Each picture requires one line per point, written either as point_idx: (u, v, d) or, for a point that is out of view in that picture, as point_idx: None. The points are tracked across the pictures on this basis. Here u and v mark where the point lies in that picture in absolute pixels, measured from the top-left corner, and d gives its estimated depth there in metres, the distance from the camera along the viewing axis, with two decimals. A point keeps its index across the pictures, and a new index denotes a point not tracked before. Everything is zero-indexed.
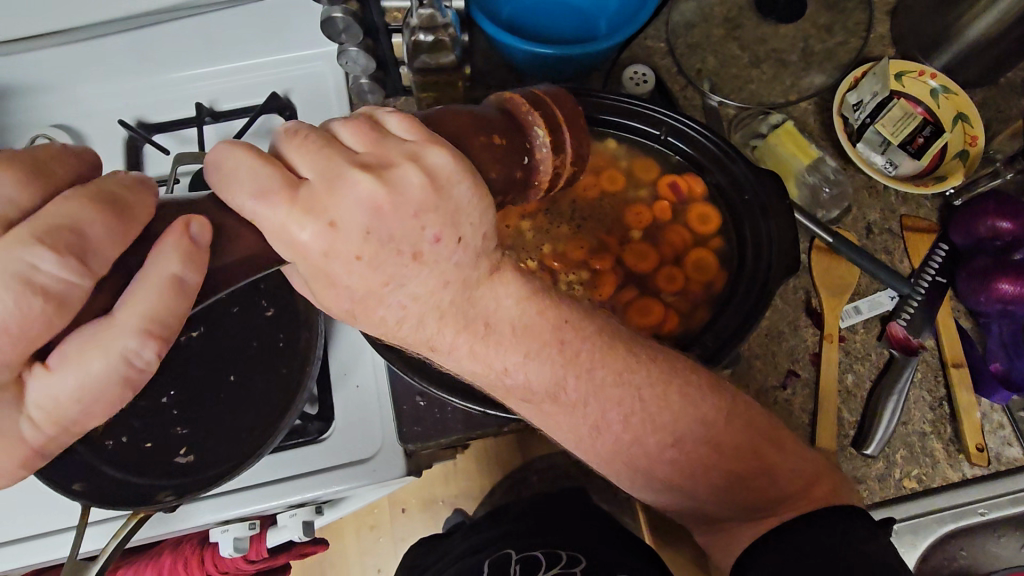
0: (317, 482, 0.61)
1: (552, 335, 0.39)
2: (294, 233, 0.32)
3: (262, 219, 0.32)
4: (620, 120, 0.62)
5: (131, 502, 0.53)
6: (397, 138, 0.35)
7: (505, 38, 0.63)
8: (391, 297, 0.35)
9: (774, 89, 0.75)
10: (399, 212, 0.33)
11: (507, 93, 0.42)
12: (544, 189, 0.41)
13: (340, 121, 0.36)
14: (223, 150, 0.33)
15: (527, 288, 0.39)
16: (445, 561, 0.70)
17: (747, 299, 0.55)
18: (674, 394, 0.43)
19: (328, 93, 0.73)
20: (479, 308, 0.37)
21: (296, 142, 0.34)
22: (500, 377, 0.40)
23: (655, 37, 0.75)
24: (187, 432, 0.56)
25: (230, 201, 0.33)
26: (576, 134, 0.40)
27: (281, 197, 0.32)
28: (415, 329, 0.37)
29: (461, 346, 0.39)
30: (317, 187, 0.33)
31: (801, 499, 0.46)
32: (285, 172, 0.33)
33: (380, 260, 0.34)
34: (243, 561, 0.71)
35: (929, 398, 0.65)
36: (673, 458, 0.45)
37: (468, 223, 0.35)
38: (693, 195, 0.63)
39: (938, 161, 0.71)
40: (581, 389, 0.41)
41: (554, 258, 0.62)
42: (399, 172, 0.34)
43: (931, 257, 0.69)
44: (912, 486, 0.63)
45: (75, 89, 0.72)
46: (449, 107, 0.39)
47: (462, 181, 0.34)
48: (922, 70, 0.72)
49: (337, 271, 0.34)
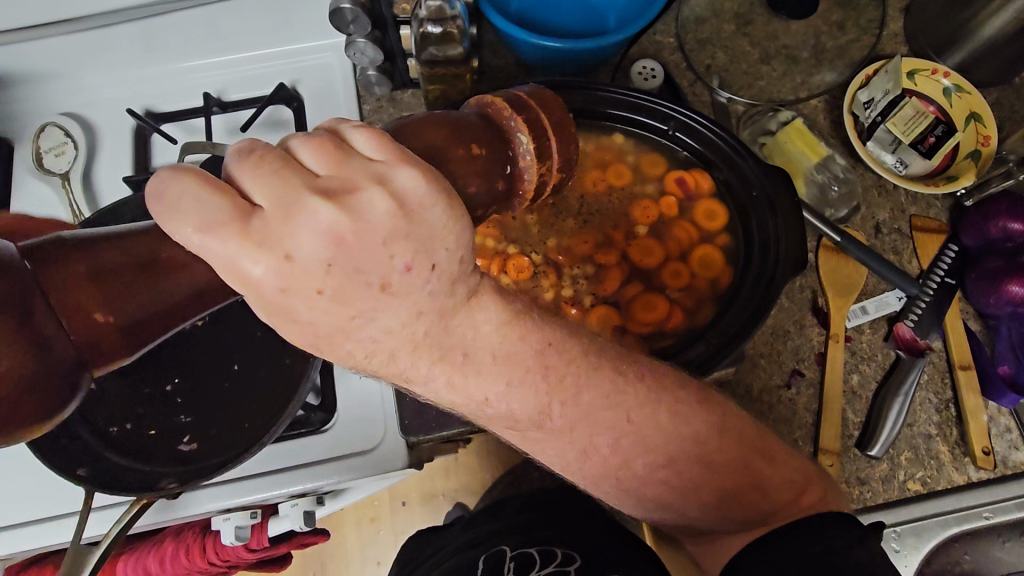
0: (319, 472, 0.61)
1: (535, 360, 0.38)
2: (245, 268, 0.29)
3: (208, 252, 0.29)
4: (628, 115, 0.62)
5: (136, 488, 0.52)
6: (363, 157, 0.32)
7: (513, 32, 0.63)
8: (360, 332, 0.33)
9: (785, 86, 0.74)
10: (364, 241, 0.30)
11: (489, 95, 0.38)
12: (528, 199, 0.38)
13: (299, 136, 0.32)
14: (164, 176, 0.29)
15: (508, 312, 0.37)
16: (442, 557, 0.70)
17: (753, 296, 0.53)
18: (663, 413, 0.43)
19: (335, 85, 0.73)
20: (456, 338, 0.35)
21: (250, 163, 0.30)
22: (480, 408, 0.39)
23: (664, 33, 0.75)
24: (191, 420, 0.57)
25: (171, 232, 0.29)
26: (563, 136, 0.37)
27: (231, 228, 0.29)
28: (385, 362, 0.35)
29: (438, 376, 0.36)
30: (270, 215, 0.29)
31: (792, 506, 0.47)
32: (237, 200, 0.30)
33: (346, 294, 0.31)
34: (244, 549, 0.70)
35: (936, 400, 0.65)
36: (666, 480, 0.45)
37: (443, 250, 0.32)
38: (701, 190, 0.63)
39: (949, 161, 0.70)
40: (567, 415, 0.40)
41: (559, 252, 0.63)
42: (363, 199, 0.31)
43: (941, 257, 0.68)
44: (916, 488, 0.63)
45: (87, 78, 0.73)
46: (425, 113, 0.36)
47: (435, 206, 0.32)
48: (935, 68, 0.71)
49: (297, 307, 0.31)
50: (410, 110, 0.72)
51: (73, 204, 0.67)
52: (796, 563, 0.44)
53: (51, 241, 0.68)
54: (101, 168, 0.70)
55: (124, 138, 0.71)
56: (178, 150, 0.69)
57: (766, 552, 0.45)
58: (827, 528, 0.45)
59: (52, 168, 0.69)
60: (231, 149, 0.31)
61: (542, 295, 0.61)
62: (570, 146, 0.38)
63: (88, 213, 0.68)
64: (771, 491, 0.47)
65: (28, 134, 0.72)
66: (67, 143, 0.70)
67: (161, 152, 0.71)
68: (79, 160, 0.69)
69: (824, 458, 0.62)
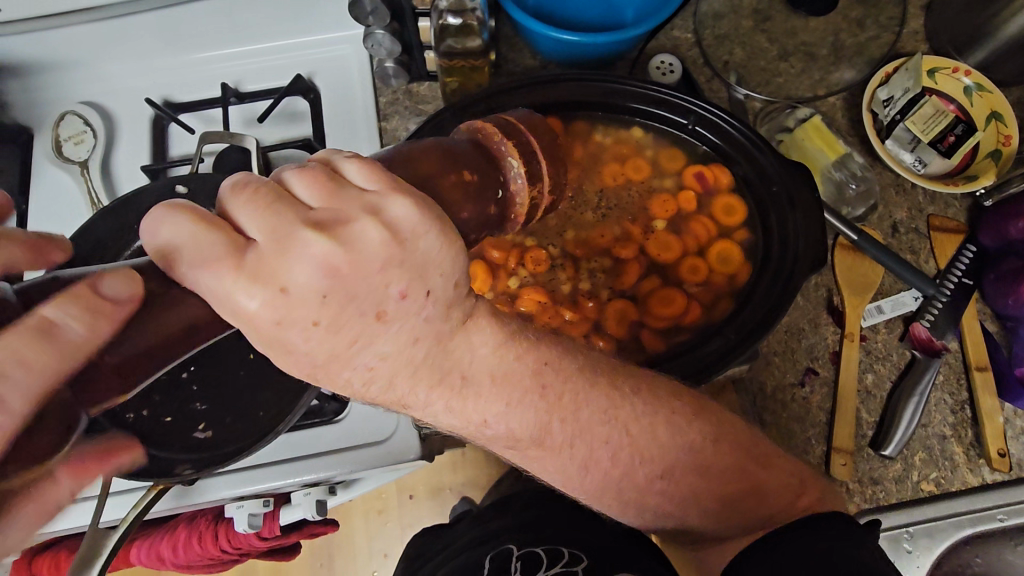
0: (330, 463, 0.61)
1: (532, 381, 0.40)
2: (241, 302, 0.30)
3: (206, 288, 0.30)
4: (648, 109, 0.62)
5: (153, 473, 0.54)
6: (356, 188, 0.32)
7: (532, 25, 0.63)
8: (357, 358, 0.34)
9: (803, 84, 0.74)
10: (358, 271, 0.31)
11: (479, 122, 0.40)
12: (521, 221, 0.40)
13: (293, 168, 0.32)
14: (159, 215, 0.30)
15: (504, 334, 0.39)
16: (448, 554, 0.70)
17: (771, 293, 0.54)
18: (661, 426, 0.44)
19: (351, 76, 0.73)
20: (453, 359, 0.37)
21: (245, 199, 0.31)
22: (480, 429, 0.41)
23: (682, 28, 0.74)
24: (206, 408, 0.57)
25: (170, 269, 0.30)
26: (554, 163, 0.39)
27: (227, 264, 0.30)
28: (383, 389, 0.37)
29: (436, 401, 0.38)
30: (266, 250, 0.30)
31: (790, 510, 0.47)
32: (232, 236, 0.30)
33: (342, 321, 0.32)
34: (256, 537, 0.71)
35: (951, 401, 0.64)
36: (662, 489, 0.46)
37: (438, 276, 0.34)
38: (721, 185, 0.62)
39: (969, 160, 0.70)
40: (566, 432, 0.42)
41: (576, 246, 0.63)
42: (356, 229, 0.31)
43: (958, 258, 0.68)
44: (930, 489, 0.62)
45: (106, 67, 0.73)
46: (418, 142, 0.37)
47: (429, 232, 0.32)
48: (956, 66, 0.70)
49: (294, 338, 0.32)
50: (426, 102, 0.72)
51: (91, 193, 0.68)
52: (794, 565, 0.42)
53: (69, 228, 0.69)
54: (118, 156, 0.71)
55: (142, 126, 0.72)
56: (196, 140, 0.69)
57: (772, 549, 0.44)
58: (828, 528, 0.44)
59: (71, 156, 0.69)
60: (226, 182, 0.31)
61: (560, 288, 0.62)
62: (558, 173, 0.40)
63: (107, 201, 0.69)
64: (770, 497, 0.47)
65: (47, 121, 0.73)
66: (86, 132, 0.70)
67: (178, 142, 0.72)
68: (97, 149, 0.70)
69: (836, 456, 0.62)
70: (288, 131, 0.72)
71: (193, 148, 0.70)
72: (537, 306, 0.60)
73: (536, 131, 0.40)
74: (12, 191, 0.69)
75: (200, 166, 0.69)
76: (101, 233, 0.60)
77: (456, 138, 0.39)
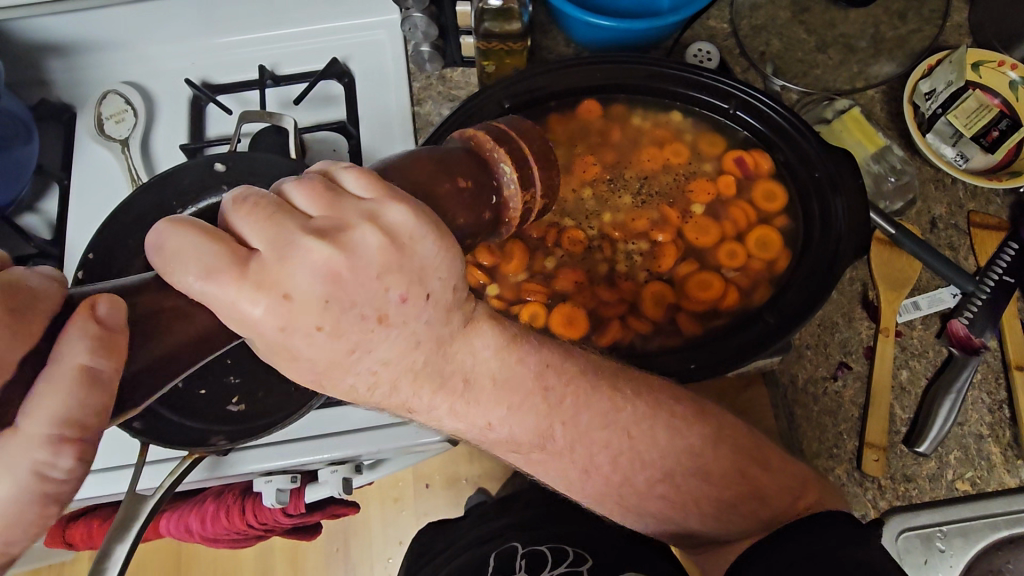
0: (358, 439, 0.62)
1: (533, 384, 0.39)
2: (244, 310, 0.30)
3: (210, 298, 0.30)
4: (697, 94, 0.62)
5: (188, 442, 0.54)
6: (354, 196, 0.33)
7: (568, 9, 0.63)
8: (359, 365, 0.34)
9: (841, 76, 0.72)
10: (360, 276, 0.31)
11: (471, 130, 0.40)
12: (514, 226, 0.41)
13: (292, 180, 0.33)
14: (164, 230, 0.30)
15: (505, 338, 0.38)
16: (449, 555, 0.69)
17: (813, 275, 0.54)
18: (662, 428, 0.43)
19: (385, 63, 0.74)
20: (455, 364, 0.36)
21: (246, 210, 0.31)
22: (483, 433, 0.40)
23: (718, 18, 0.74)
24: (240, 381, 0.57)
25: (176, 283, 0.30)
26: (546, 167, 0.40)
27: (229, 274, 0.30)
28: (387, 393, 0.36)
29: (439, 404, 0.38)
30: (267, 258, 0.30)
31: (795, 510, 0.46)
32: (233, 246, 0.30)
33: (344, 328, 0.32)
34: (282, 513, 0.71)
35: (988, 400, 0.63)
36: (665, 494, 0.44)
37: (437, 279, 0.33)
38: (760, 170, 0.63)
39: (1012, 157, 0.68)
40: (569, 436, 0.41)
41: (615, 228, 0.63)
42: (356, 235, 0.31)
43: (999, 256, 0.66)
44: (965, 488, 0.61)
45: (147, 48, 0.75)
46: (408, 151, 0.37)
47: (428, 238, 0.33)
48: (1001, 60, 0.69)
49: (297, 345, 0.32)
50: (459, 88, 0.72)
51: (132, 169, 0.69)
52: (801, 565, 0.41)
53: (109, 205, 0.70)
54: (157, 136, 0.72)
55: (181, 106, 0.73)
56: (234, 121, 0.70)
57: (775, 552, 0.42)
58: (834, 534, 0.42)
59: (113, 134, 0.71)
60: (228, 195, 0.32)
61: (598, 267, 0.62)
62: (552, 175, 0.41)
63: (146, 178, 0.70)
64: (772, 497, 0.46)
65: (91, 100, 0.74)
66: (127, 111, 0.72)
67: (215, 123, 0.73)
68: (139, 127, 0.71)
69: (869, 452, 0.61)
70: (322, 115, 0.72)
71: (231, 129, 0.71)
72: (575, 286, 0.61)
73: (536, 135, 0.40)
74: (57, 168, 0.71)
75: (238, 147, 0.70)
76: (143, 208, 0.60)
77: (450, 147, 0.39)
